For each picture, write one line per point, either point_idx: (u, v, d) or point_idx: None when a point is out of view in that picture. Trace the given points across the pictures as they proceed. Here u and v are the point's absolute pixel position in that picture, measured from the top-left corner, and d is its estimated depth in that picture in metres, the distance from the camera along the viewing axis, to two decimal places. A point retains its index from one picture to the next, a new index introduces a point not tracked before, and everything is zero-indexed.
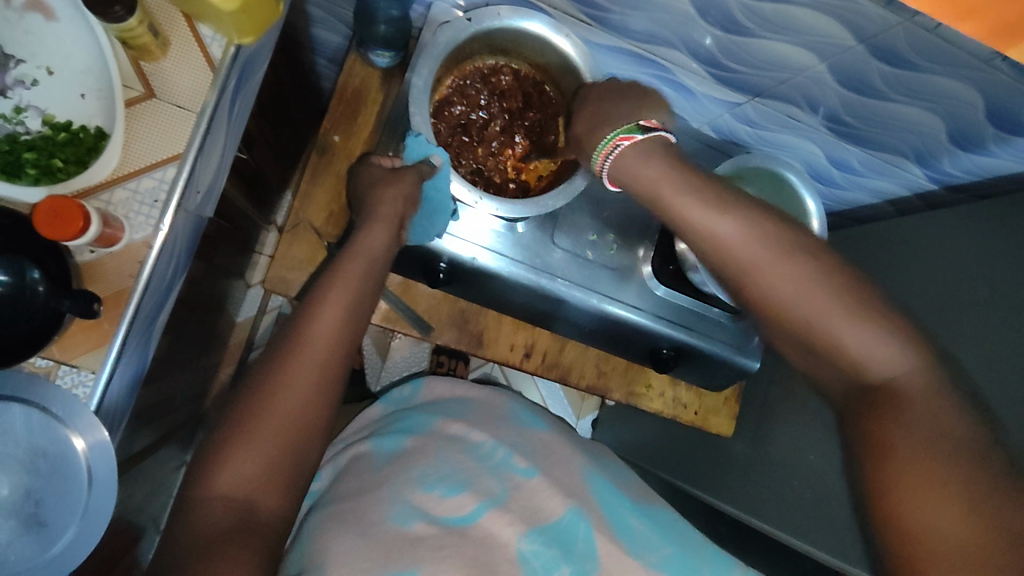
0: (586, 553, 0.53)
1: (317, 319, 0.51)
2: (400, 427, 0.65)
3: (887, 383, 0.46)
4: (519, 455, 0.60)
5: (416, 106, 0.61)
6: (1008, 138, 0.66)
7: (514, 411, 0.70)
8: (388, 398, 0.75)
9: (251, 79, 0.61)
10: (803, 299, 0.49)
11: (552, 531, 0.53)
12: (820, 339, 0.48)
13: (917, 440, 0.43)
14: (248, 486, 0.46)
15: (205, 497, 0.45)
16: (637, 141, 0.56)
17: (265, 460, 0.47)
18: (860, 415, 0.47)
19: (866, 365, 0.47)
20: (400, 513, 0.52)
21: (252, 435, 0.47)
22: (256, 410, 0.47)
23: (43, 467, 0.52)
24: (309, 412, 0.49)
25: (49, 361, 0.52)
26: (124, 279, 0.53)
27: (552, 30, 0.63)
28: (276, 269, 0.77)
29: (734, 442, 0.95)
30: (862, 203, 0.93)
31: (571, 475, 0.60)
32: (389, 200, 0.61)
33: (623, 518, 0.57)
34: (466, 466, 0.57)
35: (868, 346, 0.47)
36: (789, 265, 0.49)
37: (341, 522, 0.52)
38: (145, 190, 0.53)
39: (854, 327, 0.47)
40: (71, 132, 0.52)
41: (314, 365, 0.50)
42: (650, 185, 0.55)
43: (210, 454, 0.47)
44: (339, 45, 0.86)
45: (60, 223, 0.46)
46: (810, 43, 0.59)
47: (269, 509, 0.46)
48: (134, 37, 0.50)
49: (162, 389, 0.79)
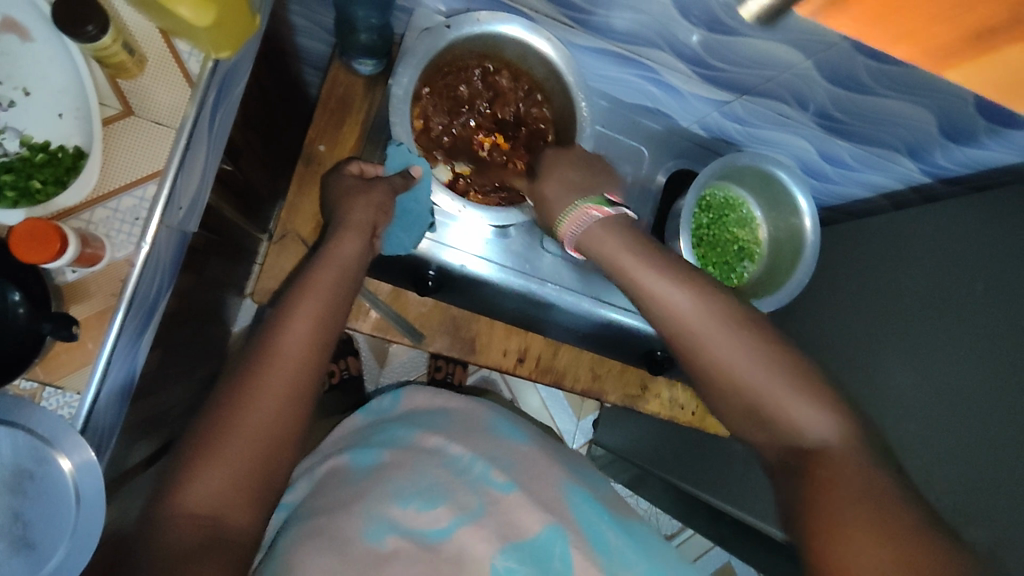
0: (561, 572, 0.51)
1: (290, 332, 0.51)
2: (379, 439, 0.65)
3: (818, 447, 0.48)
4: (497, 468, 0.59)
5: (398, 116, 0.61)
6: (1001, 130, 0.65)
7: (494, 419, 0.69)
8: (369, 409, 0.74)
9: (231, 93, 0.60)
10: (743, 366, 0.52)
11: (528, 548, 0.52)
12: (765, 414, 0.51)
13: (852, 498, 0.44)
14: (216, 501, 0.45)
15: (172, 515, 0.45)
16: (607, 212, 0.58)
17: (236, 474, 0.46)
18: (793, 479, 0.49)
19: (803, 433, 0.50)
20: (376, 530, 0.51)
21: (219, 452, 0.46)
22: (224, 424, 0.47)
23: (30, 488, 0.52)
24: (282, 424, 0.49)
25: (33, 382, 0.52)
26: (107, 298, 0.53)
27: (533, 34, 0.63)
28: (264, 281, 0.76)
29: (733, 442, 0.95)
30: (858, 197, 0.92)
31: (550, 491, 0.58)
32: (360, 208, 0.60)
33: (599, 532, 0.56)
34: (443, 479, 0.57)
35: (806, 417, 0.50)
36: (733, 342, 0.53)
37: (313, 536, 0.51)
38: (126, 208, 0.53)
39: (796, 401, 0.50)
40: (49, 152, 0.52)
41: (287, 378, 0.50)
42: (611, 257, 0.58)
43: (180, 471, 0.46)
44: (325, 53, 0.86)
45: (36, 246, 0.46)
46: (795, 40, 0.58)
47: (239, 526, 0.46)
48: (110, 55, 0.50)
49: (157, 402, 0.79)
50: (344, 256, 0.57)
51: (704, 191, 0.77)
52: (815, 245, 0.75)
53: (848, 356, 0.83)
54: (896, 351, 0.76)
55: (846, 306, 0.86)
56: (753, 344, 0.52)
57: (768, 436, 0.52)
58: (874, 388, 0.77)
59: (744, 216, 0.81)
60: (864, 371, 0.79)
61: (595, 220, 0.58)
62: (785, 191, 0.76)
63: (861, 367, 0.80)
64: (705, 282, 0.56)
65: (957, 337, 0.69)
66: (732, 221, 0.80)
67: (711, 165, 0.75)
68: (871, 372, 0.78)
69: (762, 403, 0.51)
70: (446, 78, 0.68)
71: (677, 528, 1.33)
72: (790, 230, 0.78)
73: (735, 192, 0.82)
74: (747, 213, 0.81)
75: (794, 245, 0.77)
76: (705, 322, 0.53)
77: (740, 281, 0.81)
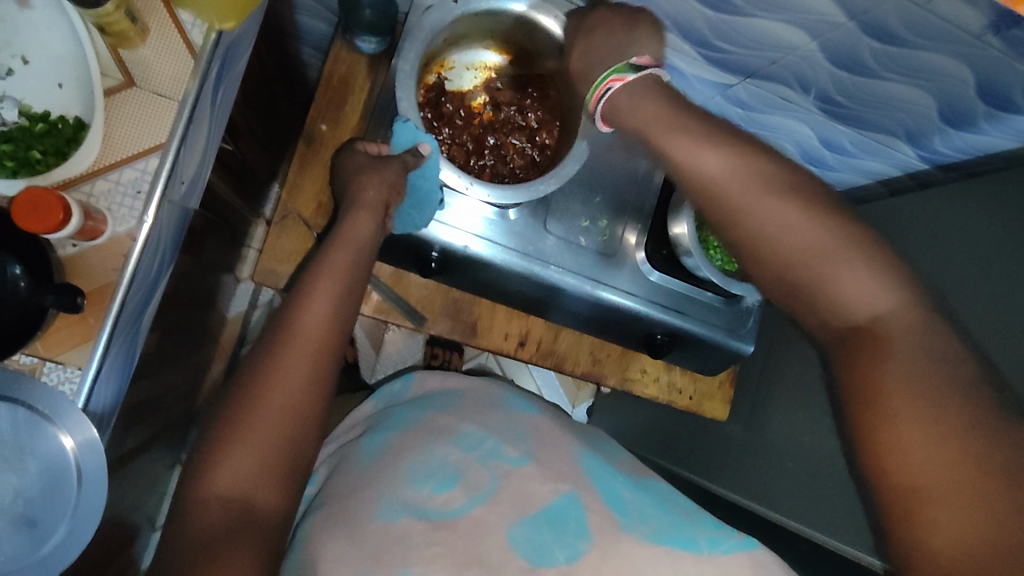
0: (579, 532, 0.50)
1: (309, 311, 0.50)
2: (389, 423, 0.67)
3: (873, 321, 0.44)
4: (508, 443, 0.58)
5: (404, 91, 0.60)
6: (1000, 115, 0.66)
7: (506, 398, 0.71)
8: (381, 394, 0.77)
9: (234, 67, 0.59)
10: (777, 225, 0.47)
11: (542, 513, 0.51)
12: (812, 292, 0.46)
13: (902, 382, 0.41)
14: (245, 484, 0.45)
15: (203, 498, 0.44)
16: (629, 82, 0.53)
17: (265, 457, 0.46)
18: (846, 354, 0.45)
19: (850, 306, 0.45)
20: (390, 513, 0.52)
21: (248, 434, 0.46)
22: (249, 404, 0.47)
23: (32, 467, 0.51)
24: (306, 402, 0.48)
25: (33, 357, 0.51)
26: (108, 273, 0.52)
27: (541, 11, 0.62)
28: (265, 262, 0.75)
29: (728, 427, 0.96)
30: (855, 184, 0.93)
31: (564, 458, 0.58)
32: (374, 187, 0.59)
33: (614, 489, 0.55)
34: (454, 457, 0.57)
35: (857, 283, 0.45)
36: (771, 199, 0.47)
37: (334, 526, 0.53)
38: (127, 181, 0.52)
39: (841, 266, 0.45)
40: (49, 122, 0.51)
41: (308, 355, 0.49)
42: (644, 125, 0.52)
43: (208, 453, 0.46)
44: (325, 32, 0.85)
45: (39, 216, 0.45)
46: (801, 21, 0.58)
47: (267, 507, 0.46)
48: (111, 23, 0.49)
49: (153, 385, 0.77)
50: (351, 233, 0.56)
51: None
52: None
53: None
54: None
55: None
56: None
57: (813, 314, 0.47)
58: None
59: None
60: None
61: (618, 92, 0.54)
62: None
63: None
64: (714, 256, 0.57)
65: None
66: None
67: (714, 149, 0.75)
68: None
69: (802, 262, 0.46)
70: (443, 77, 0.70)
71: None
72: None
73: None
74: None
75: None
76: (740, 183, 0.48)
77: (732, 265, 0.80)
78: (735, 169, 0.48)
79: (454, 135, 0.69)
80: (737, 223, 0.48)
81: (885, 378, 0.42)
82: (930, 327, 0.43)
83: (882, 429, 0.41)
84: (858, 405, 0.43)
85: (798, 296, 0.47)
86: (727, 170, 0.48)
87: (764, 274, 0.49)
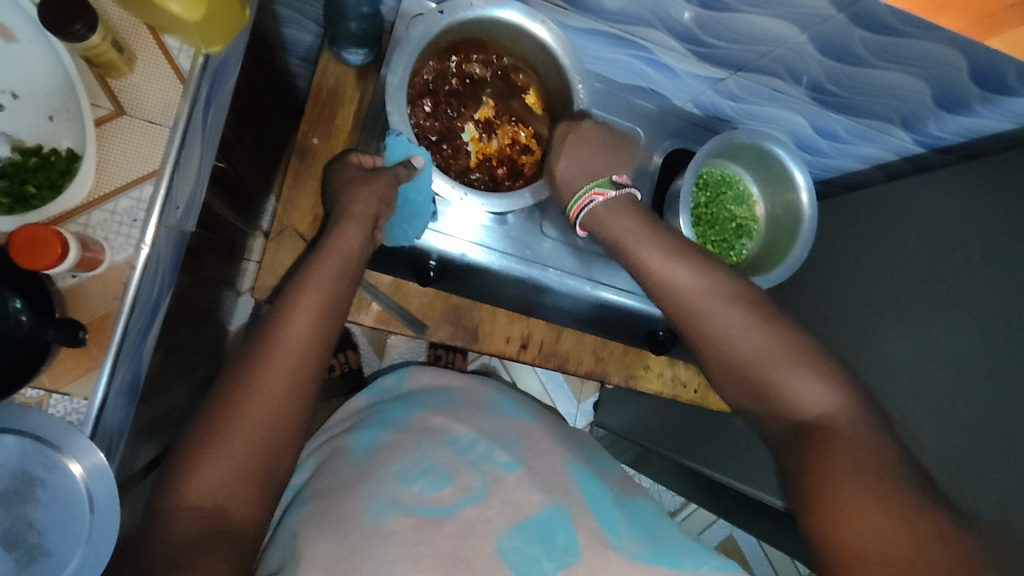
0: (567, 547, 0.50)
1: (291, 325, 0.51)
2: (381, 420, 0.67)
3: (817, 419, 0.50)
4: (500, 447, 0.59)
5: (393, 105, 0.60)
6: (994, 98, 0.65)
7: (497, 400, 0.72)
8: (372, 389, 0.78)
9: (223, 87, 0.59)
10: (741, 334, 0.54)
11: (533, 524, 0.51)
12: (757, 380, 0.53)
13: (843, 462, 0.46)
14: (219, 493, 0.46)
15: (175, 508, 0.45)
16: (609, 195, 0.62)
17: (237, 466, 0.46)
18: (789, 439, 0.51)
19: (798, 403, 0.51)
20: (379, 511, 0.52)
21: (222, 446, 0.46)
22: (228, 420, 0.47)
23: (43, 495, 0.51)
24: (280, 412, 0.49)
25: (39, 390, 0.51)
26: (109, 302, 0.52)
27: (528, 17, 0.62)
28: (264, 278, 0.76)
29: (734, 418, 0.97)
30: (851, 169, 0.92)
31: (553, 468, 0.59)
32: (364, 201, 0.59)
33: (602, 506, 0.56)
34: (446, 459, 0.57)
35: (811, 390, 0.51)
36: (726, 312, 0.55)
37: (320, 520, 0.53)
38: (123, 210, 0.52)
39: (795, 372, 0.52)
40: (42, 156, 0.51)
41: (287, 366, 0.50)
42: (617, 234, 0.61)
43: (179, 465, 0.46)
44: (312, 43, 0.85)
45: (37, 252, 0.45)
46: (789, 15, 0.58)
47: (242, 519, 0.46)
48: (99, 54, 0.49)
49: (160, 403, 0.78)
50: (346, 248, 0.56)
51: (701, 170, 0.77)
52: (811, 220, 0.74)
53: (849, 329, 0.83)
54: (893, 321, 0.77)
55: (848, 277, 0.86)
56: (711, 353, 0.56)
57: (761, 405, 0.53)
58: (875, 357, 0.78)
59: (741, 193, 0.81)
60: (862, 342, 0.80)
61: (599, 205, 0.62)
62: (782, 166, 0.76)
63: (860, 335, 0.81)
64: (696, 258, 0.59)
65: (953, 305, 0.70)
66: (728, 199, 0.80)
67: (709, 143, 0.73)
68: (869, 345, 0.79)
69: (755, 365, 0.53)
70: (436, 77, 0.67)
71: (681, 503, 1.34)
72: (786, 206, 0.78)
73: (731, 169, 0.81)
74: (744, 189, 0.81)
75: (791, 222, 0.77)
76: (702, 298, 0.56)
77: (740, 259, 0.81)
78: (701, 287, 0.57)
79: (444, 141, 0.69)
80: (697, 325, 0.56)
81: (835, 463, 0.46)
82: (876, 426, 0.49)
83: (832, 514, 0.44)
84: (804, 485, 0.47)
85: (750, 390, 0.54)
86: (692, 285, 0.57)
87: (709, 362, 0.56)
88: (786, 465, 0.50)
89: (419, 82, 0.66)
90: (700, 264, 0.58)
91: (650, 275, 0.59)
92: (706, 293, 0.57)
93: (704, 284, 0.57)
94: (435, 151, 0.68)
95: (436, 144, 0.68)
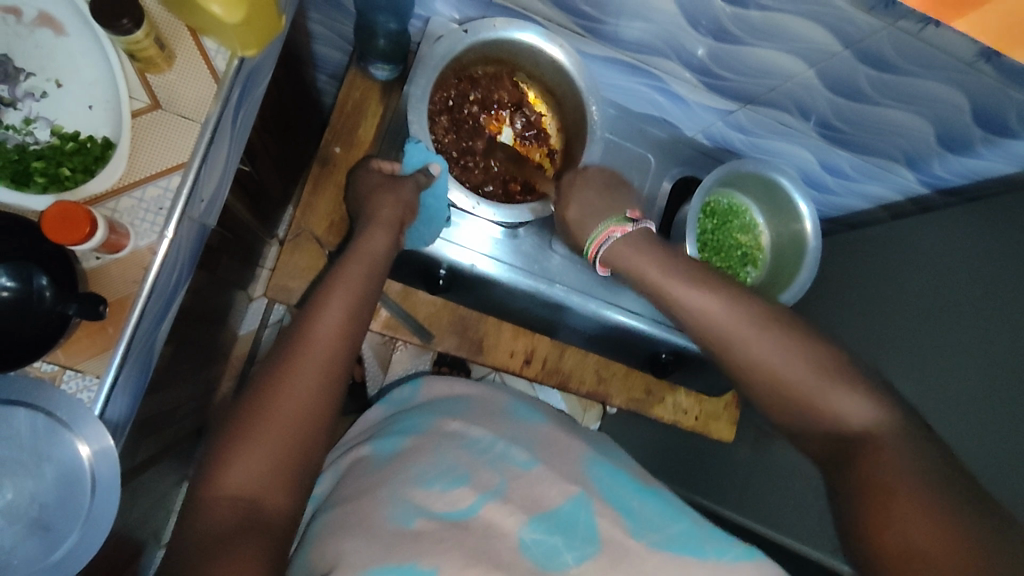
0: (587, 536, 0.51)
1: (323, 321, 0.52)
2: (399, 428, 0.68)
3: (865, 437, 0.48)
4: (518, 448, 0.61)
5: (415, 115, 0.62)
6: (997, 140, 0.67)
7: (512, 407, 0.73)
8: (389, 400, 0.79)
9: (255, 91, 0.62)
10: (784, 360, 0.52)
11: (552, 517, 0.52)
12: (798, 400, 0.51)
13: (905, 489, 0.44)
14: (254, 485, 0.46)
15: (214, 497, 0.46)
16: (630, 232, 0.62)
17: (272, 459, 0.47)
18: (844, 464, 0.49)
19: (845, 422, 0.50)
20: (402, 512, 0.52)
21: (259, 436, 0.47)
22: (263, 412, 0.48)
23: (48, 471, 0.52)
24: (314, 409, 0.50)
25: (54, 365, 0.53)
26: (128, 285, 0.54)
27: (545, 40, 0.65)
28: (278, 278, 0.78)
29: (734, 448, 0.97)
30: (857, 209, 0.94)
31: (570, 466, 0.60)
32: (390, 205, 0.62)
33: (625, 503, 0.56)
34: (465, 461, 0.58)
35: (852, 408, 0.49)
36: (758, 338, 0.53)
37: (344, 525, 0.54)
38: (150, 198, 0.55)
39: (836, 391, 0.50)
40: (78, 141, 0.53)
41: (317, 363, 0.51)
42: (640, 266, 0.61)
43: (217, 458, 0.47)
44: (340, 61, 0.89)
45: (66, 226, 0.47)
46: (798, 50, 0.60)
47: (277, 508, 0.47)
48: (141, 49, 0.52)
49: (166, 398, 0.79)
50: (364, 249, 0.58)
51: (709, 197, 0.79)
52: (815, 252, 0.76)
53: None
54: (894, 356, 0.78)
55: (851, 313, 0.87)
56: (756, 378, 0.53)
57: (803, 423, 0.52)
58: None
59: (747, 222, 0.83)
60: None
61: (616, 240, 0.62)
62: (788, 198, 0.78)
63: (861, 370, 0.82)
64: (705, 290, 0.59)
65: (954, 343, 0.71)
66: (734, 228, 0.82)
67: (715, 171, 0.76)
68: None
69: (798, 389, 0.51)
70: (457, 93, 0.70)
71: None
72: (791, 235, 0.80)
73: (738, 198, 0.83)
74: (751, 218, 0.83)
75: (796, 251, 0.78)
76: (735, 319, 0.54)
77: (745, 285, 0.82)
78: (731, 304, 0.55)
79: (462, 155, 0.71)
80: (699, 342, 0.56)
81: (882, 481, 0.45)
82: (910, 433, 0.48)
83: (893, 535, 0.43)
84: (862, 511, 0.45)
85: (793, 412, 0.52)
86: (721, 308, 0.55)
87: (751, 386, 0.54)
88: (840, 494, 0.48)
89: (441, 98, 0.69)
90: (724, 287, 0.57)
91: (678, 296, 0.58)
92: (744, 323, 0.54)
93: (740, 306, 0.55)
94: (454, 165, 0.71)
95: (455, 157, 0.71)
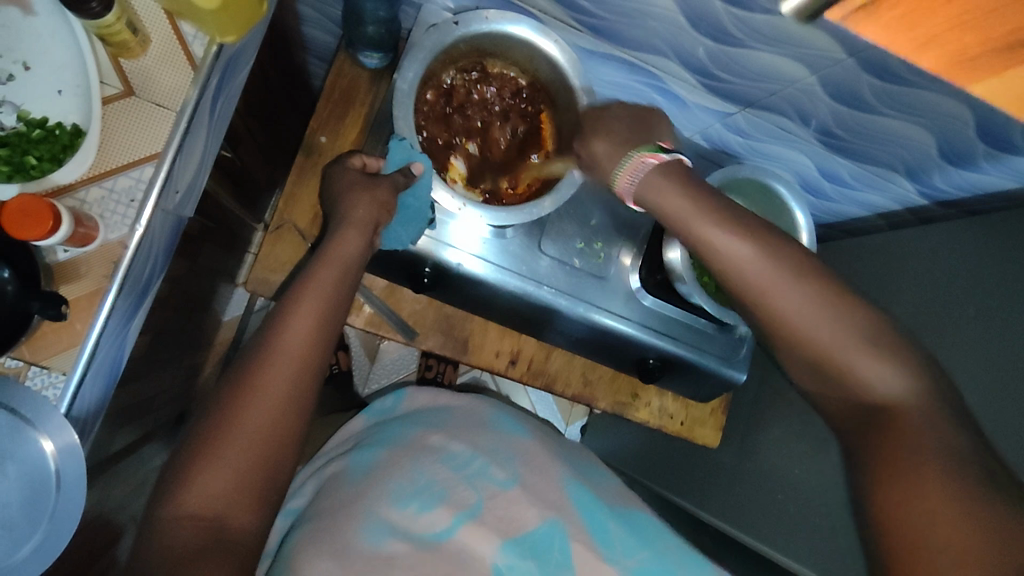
0: (562, 563, 0.53)
1: (290, 331, 0.50)
2: (379, 438, 0.66)
3: (887, 402, 0.48)
4: (497, 464, 0.59)
5: (400, 110, 0.61)
6: (1000, 155, 0.65)
7: (495, 416, 0.69)
8: (372, 409, 0.76)
9: (235, 79, 0.60)
10: (798, 307, 0.50)
11: (527, 541, 0.53)
12: (831, 363, 0.50)
13: (919, 461, 0.44)
14: (218, 502, 0.45)
15: (172, 516, 0.44)
16: (663, 160, 0.55)
17: (236, 471, 0.46)
18: (865, 429, 0.48)
19: (869, 388, 0.49)
20: (375, 532, 0.52)
21: (220, 454, 0.46)
22: (225, 423, 0.47)
23: (11, 469, 0.51)
24: (285, 419, 0.48)
25: (18, 361, 0.52)
26: (99, 278, 0.53)
27: (539, 34, 0.63)
28: (259, 270, 0.76)
29: (718, 453, 0.97)
30: (853, 215, 0.93)
31: (549, 483, 0.59)
32: (365, 205, 0.59)
33: (601, 523, 0.57)
34: (443, 476, 0.57)
35: (878, 374, 0.48)
36: (797, 290, 0.50)
37: (316, 542, 0.52)
38: (121, 189, 0.53)
39: (865, 356, 0.49)
40: (46, 129, 0.51)
41: (286, 372, 0.49)
42: (672, 209, 0.54)
43: (179, 472, 0.46)
44: (330, 44, 0.86)
45: (30, 223, 0.46)
46: (800, 55, 0.58)
47: (242, 526, 0.46)
48: (113, 33, 0.49)
49: (145, 388, 0.78)
50: (340, 251, 0.56)
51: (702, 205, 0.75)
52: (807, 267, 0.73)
53: None
54: None
55: None
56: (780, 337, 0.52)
57: (836, 391, 0.51)
58: None
59: None
60: None
61: (653, 168, 0.55)
62: (783, 206, 0.76)
63: None
64: None
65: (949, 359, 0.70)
66: None
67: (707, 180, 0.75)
68: None
69: (831, 355, 0.50)
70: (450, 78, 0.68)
71: None
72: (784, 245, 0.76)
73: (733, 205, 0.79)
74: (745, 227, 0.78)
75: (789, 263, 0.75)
76: (766, 274, 0.51)
77: None
78: (765, 259, 0.51)
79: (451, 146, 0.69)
80: None
81: (903, 454, 0.45)
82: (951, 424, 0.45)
83: (904, 505, 0.43)
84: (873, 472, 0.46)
85: (821, 374, 0.51)
86: (751, 256, 0.51)
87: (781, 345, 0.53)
88: (855, 454, 0.49)
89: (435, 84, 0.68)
90: (763, 234, 0.52)
91: (710, 239, 0.53)
92: (773, 267, 0.51)
93: (772, 255, 0.51)
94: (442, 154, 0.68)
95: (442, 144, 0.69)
